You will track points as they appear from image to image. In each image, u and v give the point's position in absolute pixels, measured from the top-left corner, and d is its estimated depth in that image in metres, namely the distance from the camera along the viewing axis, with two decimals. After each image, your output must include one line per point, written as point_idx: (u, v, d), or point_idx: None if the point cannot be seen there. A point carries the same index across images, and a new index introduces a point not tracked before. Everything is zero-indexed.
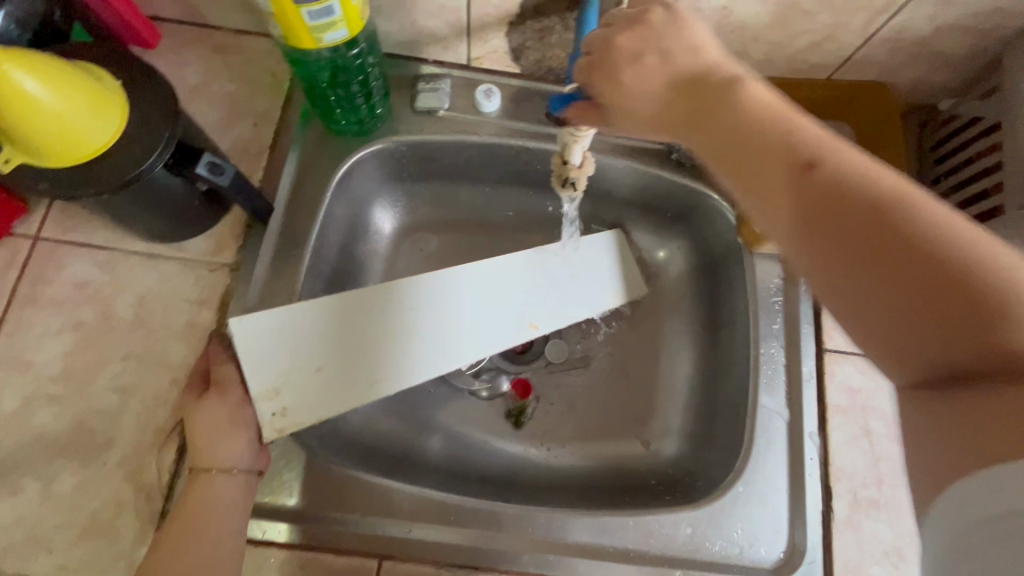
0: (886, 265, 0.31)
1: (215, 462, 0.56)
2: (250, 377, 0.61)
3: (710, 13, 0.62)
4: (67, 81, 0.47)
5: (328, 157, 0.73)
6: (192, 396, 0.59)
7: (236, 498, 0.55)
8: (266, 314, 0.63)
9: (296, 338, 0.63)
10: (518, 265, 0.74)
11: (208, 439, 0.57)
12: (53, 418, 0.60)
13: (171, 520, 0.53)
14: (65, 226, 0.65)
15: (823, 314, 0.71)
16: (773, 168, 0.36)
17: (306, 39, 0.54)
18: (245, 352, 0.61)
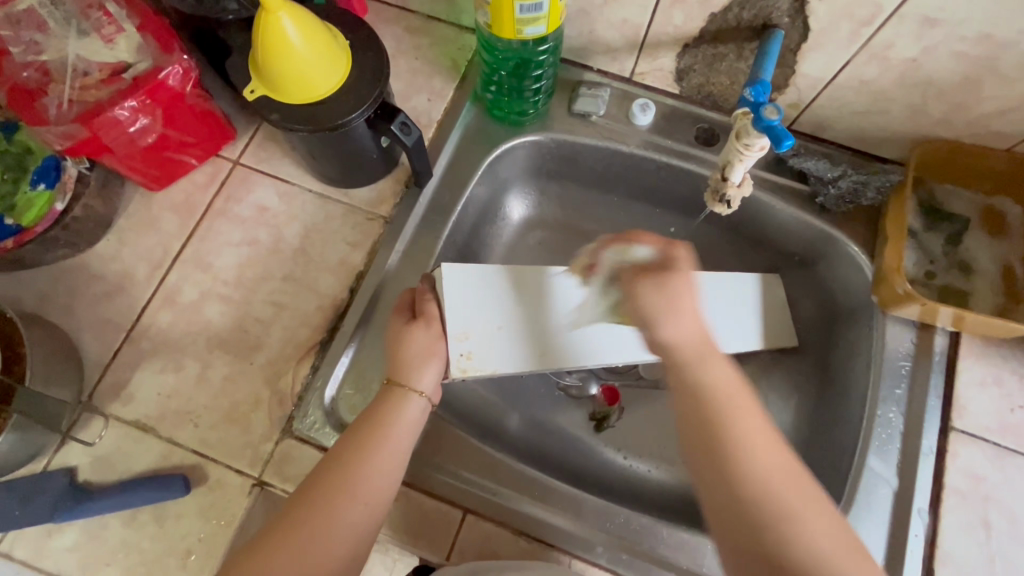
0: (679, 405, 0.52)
1: (409, 381, 0.57)
2: (450, 316, 0.62)
3: (896, 63, 0.62)
4: (314, 33, 0.56)
5: (484, 139, 0.80)
6: (399, 322, 0.61)
7: (416, 423, 0.57)
8: (474, 266, 0.64)
9: (496, 292, 0.65)
10: (709, 289, 0.75)
11: (409, 355, 0.59)
12: (219, 314, 0.69)
13: (360, 421, 0.56)
14: (260, 157, 0.75)
15: (956, 392, 0.67)
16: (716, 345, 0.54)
17: (509, 29, 0.60)
18: (448, 295, 0.63)
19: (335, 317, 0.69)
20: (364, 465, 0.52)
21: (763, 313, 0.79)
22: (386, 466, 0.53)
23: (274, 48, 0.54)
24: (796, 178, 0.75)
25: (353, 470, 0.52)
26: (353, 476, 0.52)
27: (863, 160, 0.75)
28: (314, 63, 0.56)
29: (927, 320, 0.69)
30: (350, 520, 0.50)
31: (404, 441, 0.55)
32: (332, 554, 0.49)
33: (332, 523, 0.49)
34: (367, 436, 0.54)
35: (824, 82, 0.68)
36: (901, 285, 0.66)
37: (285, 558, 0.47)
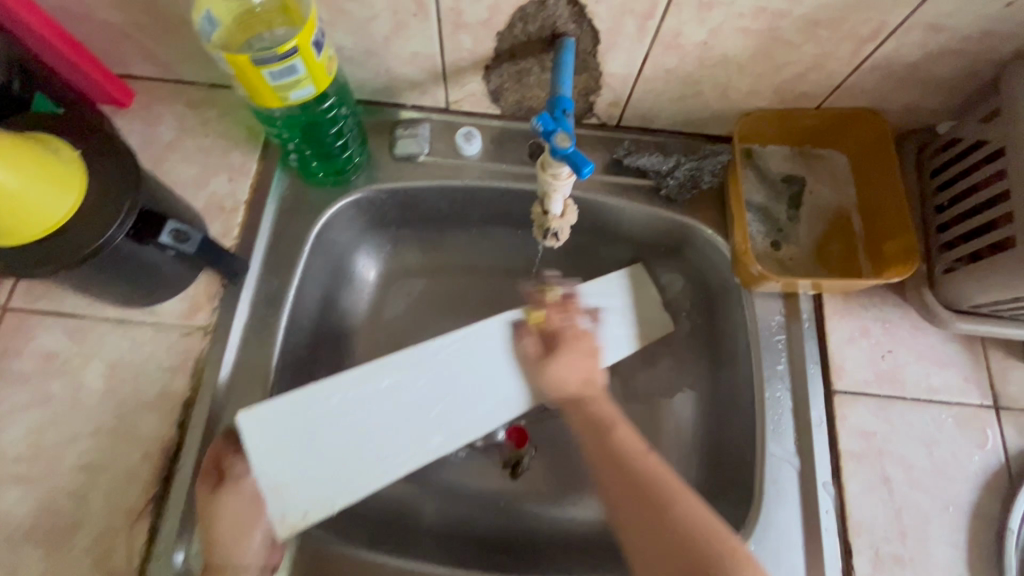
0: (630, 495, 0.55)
1: (230, 562, 0.55)
2: (263, 470, 0.59)
3: (690, 48, 0.60)
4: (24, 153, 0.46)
5: (306, 208, 0.71)
6: (204, 492, 0.56)
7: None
8: (277, 406, 0.60)
9: (310, 429, 0.61)
10: (496, 338, 0.69)
11: (224, 533, 0.55)
12: (18, 500, 0.57)
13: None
14: (34, 294, 0.63)
15: (832, 353, 0.67)
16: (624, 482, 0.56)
17: (271, 98, 0.52)
18: (255, 449, 0.59)
19: (168, 461, 0.59)
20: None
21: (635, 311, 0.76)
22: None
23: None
24: (636, 174, 0.73)
25: None
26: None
27: (694, 143, 0.74)
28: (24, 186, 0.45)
29: (789, 289, 0.68)
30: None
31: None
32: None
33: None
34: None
35: (633, 77, 0.65)
36: (754, 266, 0.66)
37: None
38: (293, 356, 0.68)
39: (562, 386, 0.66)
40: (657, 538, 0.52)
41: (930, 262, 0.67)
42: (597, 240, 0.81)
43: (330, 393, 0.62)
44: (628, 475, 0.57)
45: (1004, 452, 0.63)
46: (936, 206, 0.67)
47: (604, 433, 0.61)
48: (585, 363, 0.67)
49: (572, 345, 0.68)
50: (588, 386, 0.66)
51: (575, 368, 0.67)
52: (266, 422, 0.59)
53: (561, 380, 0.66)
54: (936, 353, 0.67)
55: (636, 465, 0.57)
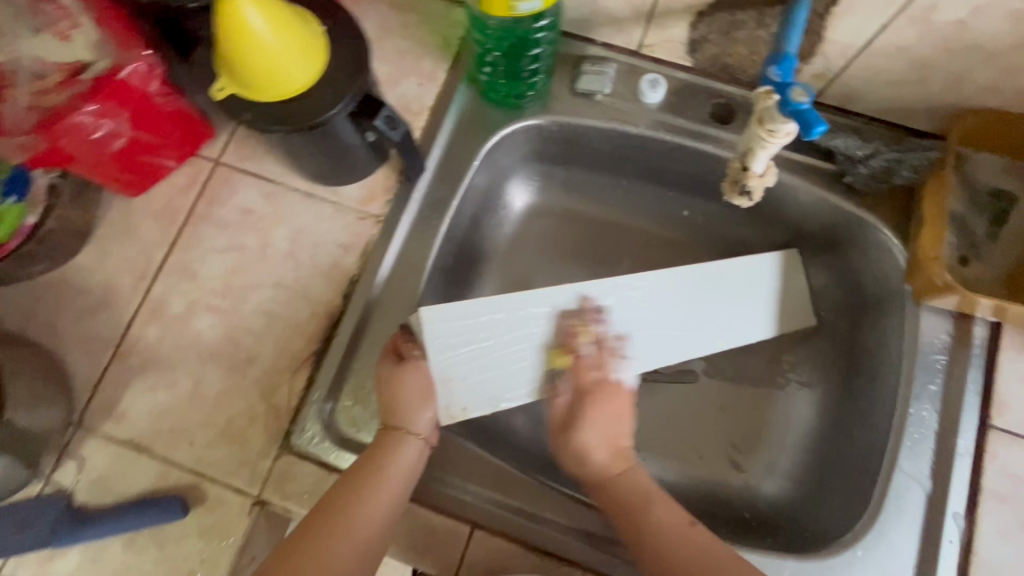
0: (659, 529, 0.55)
1: (406, 424, 0.59)
2: (432, 362, 0.65)
3: (941, 26, 0.54)
4: (284, 16, 0.50)
5: (480, 125, 0.74)
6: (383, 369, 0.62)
7: (410, 468, 0.58)
8: (454, 306, 0.66)
9: (480, 332, 0.66)
10: (653, 290, 0.71)
11: (403, 398, 0.60)
12: (209, 327, 0.66)
13: (361, 461, 0.57)
14: (242, 154, 0.71)
15: (997, 386, 0.62)
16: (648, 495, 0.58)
17: (501, 6, 0.54)
18: (430, 342, 0.65)
19: (330, 325, 0.66)
20: (362, 506, 0.53)
21: (780, 299, 0.75)
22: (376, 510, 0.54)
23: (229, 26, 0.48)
24: (821, 157, 0.69)
25: (350, 514, 0.53)
26: (347, 516, 0.53)
27: (896, 135, 0.68)
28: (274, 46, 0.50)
29: (966, 310, 0.63)
30: (338, 556, 0.51)
31: (399, 488, 0.56)
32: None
33: (325, 564, 0.50)
34: (363, 478, 0.55)
35: (856, 49, 0.60)
36: (939, 275, 0.61)
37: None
38: (442, 262, 0.73)
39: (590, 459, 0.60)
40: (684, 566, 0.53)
41: None
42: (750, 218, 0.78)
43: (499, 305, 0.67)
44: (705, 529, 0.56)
45: None
46: None
47: (638, 511, 0.57)
48: (615, 429, 0.61)
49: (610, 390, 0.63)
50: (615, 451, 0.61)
51: (602, 441, 0.61)
52: (443, 317, 0.65)
53: (589, 455, 0.61)
54: None
55: (659, 518, 0.56)
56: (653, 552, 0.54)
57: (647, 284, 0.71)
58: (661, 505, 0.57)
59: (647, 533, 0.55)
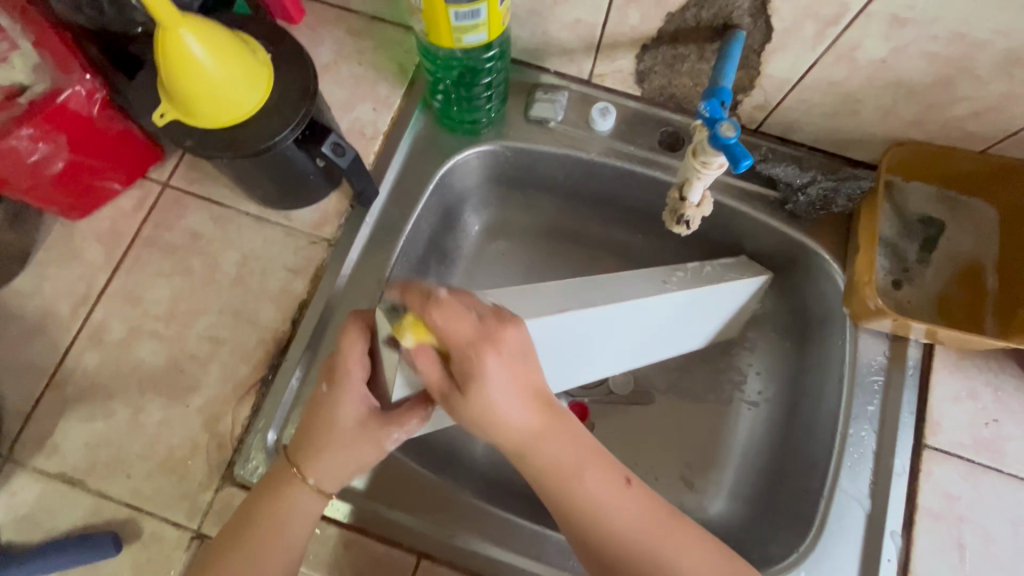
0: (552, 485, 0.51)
1: (306, 471, 0.53)
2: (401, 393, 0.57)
3: (865, 64, 0.58)
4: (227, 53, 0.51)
5: (435, 150, 0.74)
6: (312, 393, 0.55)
7: (308, 515, 0.53)
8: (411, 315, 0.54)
9: None
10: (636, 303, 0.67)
11: (313, 435, 0.53)
12: (151, 353, 0.64)
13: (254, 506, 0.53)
14: (191, 178, 0.70)
15: (930, 407, 0.64)
16: (564, 463, 0.50)
17: (447, 38, 0.55)
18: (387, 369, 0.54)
19: (277, 351, 0.65)
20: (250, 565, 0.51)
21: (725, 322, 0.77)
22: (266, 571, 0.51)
23: (161, 41, 0.48)
24: (763, 184, 0.72)
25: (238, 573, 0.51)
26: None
27: (833, 163, 0.71)
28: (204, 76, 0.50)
29: (900, 332, 0.66)
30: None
31: (299, 533, 0.53)
32: None
33: None
34: (255, 533, 0.52)
35: (791, 83, 0.63)
36: (872, 299, 0.64)
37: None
38: None
39: (488, 407, 0.48)
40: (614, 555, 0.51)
41: None
42: (700, 245, 0.80)
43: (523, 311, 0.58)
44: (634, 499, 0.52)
45: None
46: None
47: (569, 480, 0.50)
48: (525, 375, 0.49)
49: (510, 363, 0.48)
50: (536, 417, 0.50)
51: (515, 396, 0.48)
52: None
53: (494, 411, 0.48)
54: None
55: (551, 460, 0.50)
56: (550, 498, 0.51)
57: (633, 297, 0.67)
58: (557, 438, 0.50)
59: (538, 461, 0.50)
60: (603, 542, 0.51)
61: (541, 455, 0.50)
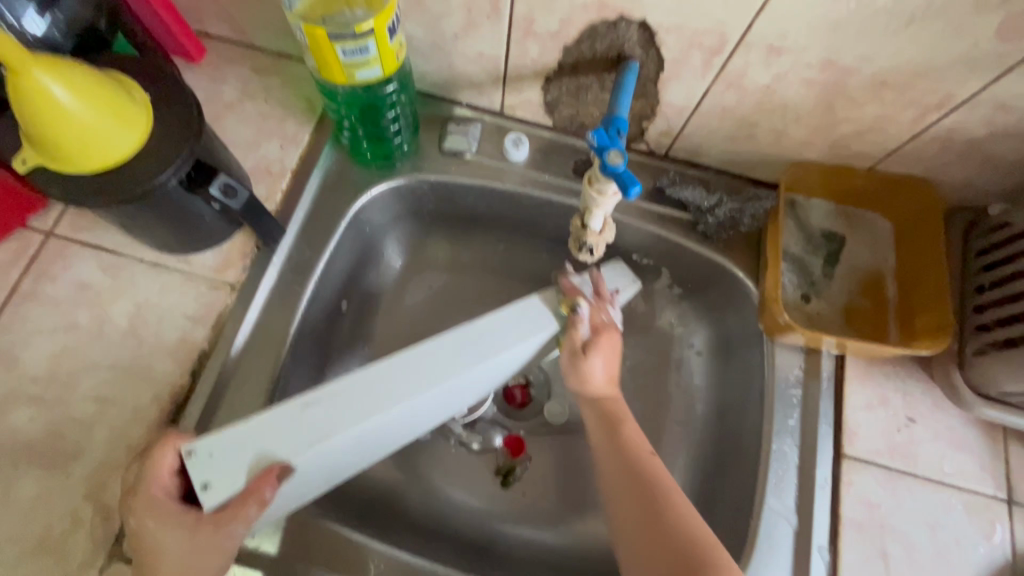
0: (632, 469, 0.57)
1: None
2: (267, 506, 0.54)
3: (753, 90, 0.60)
4: (76, 122, 0.47)
5: (348, 185, 0.73)
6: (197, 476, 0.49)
7: None
8: (223, 438, 0.51)
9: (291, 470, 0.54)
10: (409, 387, 0.56)
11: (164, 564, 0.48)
12: (27, 419, 0.58)
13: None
14: (80, 225, 0.65)
15: (846, 416, 0.66)
16: (623, 445, 0.59)
17: (338, 73, 0.54)
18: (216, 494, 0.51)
19: (175, 406, 0.60)
20: None
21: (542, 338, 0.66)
22: None
23: (15, 88, 0.44)
24: (675, 207, 0.73)
25: None
26: None
27: (740, 184, 0.74)
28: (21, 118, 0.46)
29: (812, 344, 0.67)
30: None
31: None
32: None
33: None
34: None
35: (689, 110, 0.65)
36: (781, 314, 0.65)
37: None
38: (310, 328, 0.70)
39: (592, 385, 0.63)
40: (641, 504, 0.55)
41: (962, 342, 0.66)
42: None
43: (307, 443, 0.51)
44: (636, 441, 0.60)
45: (1011, 549, 0.61)
46: (975, 285, 0.67)
47: (614, 425, 0.61)
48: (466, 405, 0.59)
49: (603, 337, 0.64)
50: (615, 388, 0.64)
51: (604, 365, 0.63)
52: (219, 477, 0.50)
53: (592, 375, 0.63)
54: (957, 436, 0.65)
55: (631, 436, 0.60)
56: (630, 505, 0.55)
57: (409, 382, 0.56)
58: (633, 428, 0.61)
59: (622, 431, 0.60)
60: (674, 501, 0.55)
61: (636, 457, 0.58)
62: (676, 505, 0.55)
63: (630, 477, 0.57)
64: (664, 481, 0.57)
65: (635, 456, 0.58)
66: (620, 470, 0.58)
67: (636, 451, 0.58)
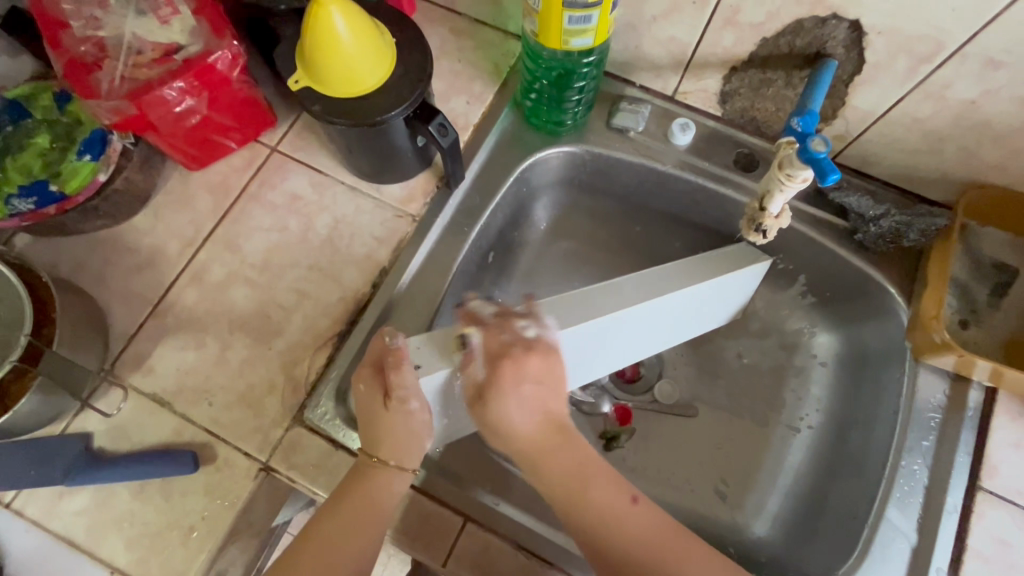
0: (624, 519, 0.56)
1: (391, 459, 0.58)
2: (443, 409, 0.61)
3: (954, 103, 0.60)
4: (349, 53, 0.56)
5: (519, 145, 0.79)
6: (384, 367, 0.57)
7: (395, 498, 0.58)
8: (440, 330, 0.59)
9: None
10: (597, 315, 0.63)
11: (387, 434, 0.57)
12: (243, 297, 0.70)
13: (344, 492, 0.57)
14: (298, 145, 0.77)
15: (989, 450, 0.64)
16: (587, 483, 0.57)
17: (555, 39, 0.60)
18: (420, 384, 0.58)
19: (355, 310, 0.70)
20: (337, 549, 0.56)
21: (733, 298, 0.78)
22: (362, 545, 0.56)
23: (314, 20, 0.54)
24: (834, 213, 0.73)
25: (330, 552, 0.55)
26: (330, 551, 0.56)
27: (907, 201, 0.73)
28: (303, 40, 0.56)
29: (962, 372, 0.66)
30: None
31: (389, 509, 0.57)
32: None
33: None
34: (343, 517, 0.56)
35: (874, 117, 0.65)
36: (937, 333, 0.64)
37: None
38: (467, 268, 0.78)
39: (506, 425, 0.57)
40: (597, 550, 0.56)
41: None
42: None
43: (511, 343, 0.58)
44: (648, 512, 0.57)
45: None
46: None
47: (578, 497, 0.56)
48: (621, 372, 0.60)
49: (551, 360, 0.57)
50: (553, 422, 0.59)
51: (529, 408, 0.58)
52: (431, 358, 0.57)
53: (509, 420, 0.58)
54: None
55: (591, 493, 0.57)
56: (632, 549, 0.55)
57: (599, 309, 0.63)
58: (605, 485, 0.57)
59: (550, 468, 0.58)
60: (631, 544, 0.55)
61: (586, 515, 0.56)
62: (630, 545, 0.55)
63: (594, 539, 0.56)
64: (660, 553, 0.55)
65: (625, 516, 0.56)
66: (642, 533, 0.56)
67: (592, 497, 0.56)
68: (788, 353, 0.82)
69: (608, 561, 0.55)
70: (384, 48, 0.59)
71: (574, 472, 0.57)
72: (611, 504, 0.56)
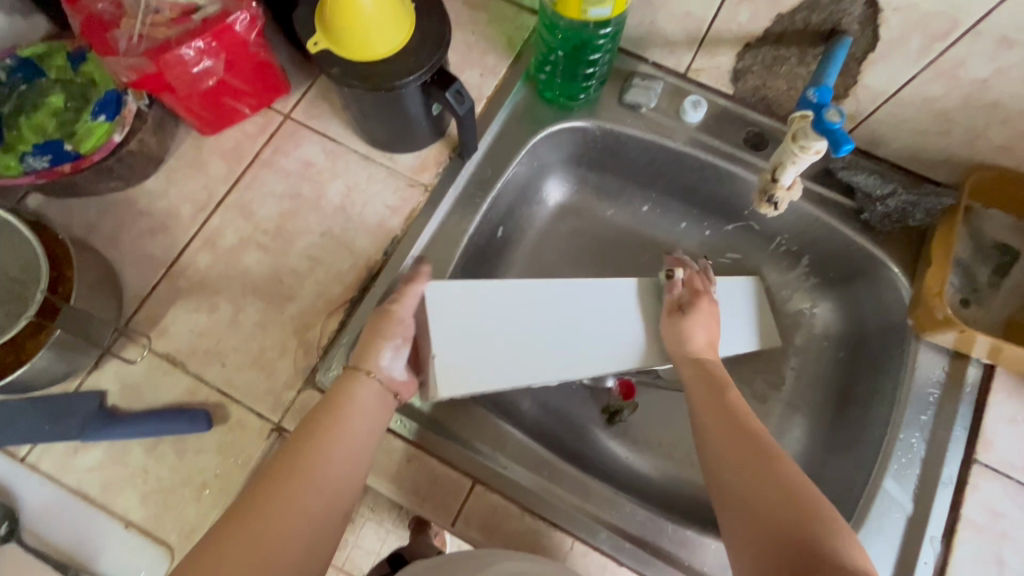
0: (744, 443, 0.56)
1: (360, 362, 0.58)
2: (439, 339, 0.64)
3: (965, 82, 0.60)
4: (370, 16, 0.56)
5: (531, 119, 0.80)
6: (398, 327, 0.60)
7: (367, 409, 0.57)
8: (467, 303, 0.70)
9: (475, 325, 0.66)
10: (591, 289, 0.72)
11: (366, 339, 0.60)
12: (256, 262, 0.70)
13: (310, 416, 0.55)
14: (311, 113, 0.77)
15: (984, 425, 0.65)
16: (713, 399, 0.61)
17: (574, 8, 0.60)
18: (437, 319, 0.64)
19: (368, 277, 0.71)
20: (314, 461, 0.51)
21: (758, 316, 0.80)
22: (336, 460, 0.52)
23: None
24: (843, 192, 0.74)
25: (299, 473, 0.50)
26: (303, 471, 0.51)
27: (913, 182, 0.74)
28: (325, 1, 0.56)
29: (961, 349, 0.67)
30: (307, 503, 0.49)
31: (357, 426, 0.55)
32: (294, 535, 0.47)
33: (282, 526, 0.47)
34: (314, 431, 0.53)
35: (886, 96, 0.66)
36: (940, 310, 0.65)
37: (242, 547, 0.44)
38: (478, 240, 0.78)
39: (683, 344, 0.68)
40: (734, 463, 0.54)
41: None
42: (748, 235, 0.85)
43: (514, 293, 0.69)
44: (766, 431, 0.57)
45: None
46: None
47: (718, 391, 0.62)
48: (713, 329, 0.69)
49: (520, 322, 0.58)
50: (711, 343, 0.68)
51: (702, 326, 0.69)
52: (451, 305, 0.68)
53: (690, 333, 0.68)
54: None
55: (735, 407, 0.60)
56: (739, 446, 0.55)
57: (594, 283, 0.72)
58: (737, 394, 0.62)
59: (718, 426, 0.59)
60: (753, 440, 0.56)
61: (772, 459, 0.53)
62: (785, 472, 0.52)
63: (724, 449, 0.56)
64: (775, 454, 0.54)
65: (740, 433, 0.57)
66: (763, 438, 0.56)
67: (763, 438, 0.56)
68: (788, 332, 0.84)
69: (740, 433, 0.56)
70: (404, 13, 0.59)
71: (713, 412, 0.60)
72: (727, 427, 0.58)
